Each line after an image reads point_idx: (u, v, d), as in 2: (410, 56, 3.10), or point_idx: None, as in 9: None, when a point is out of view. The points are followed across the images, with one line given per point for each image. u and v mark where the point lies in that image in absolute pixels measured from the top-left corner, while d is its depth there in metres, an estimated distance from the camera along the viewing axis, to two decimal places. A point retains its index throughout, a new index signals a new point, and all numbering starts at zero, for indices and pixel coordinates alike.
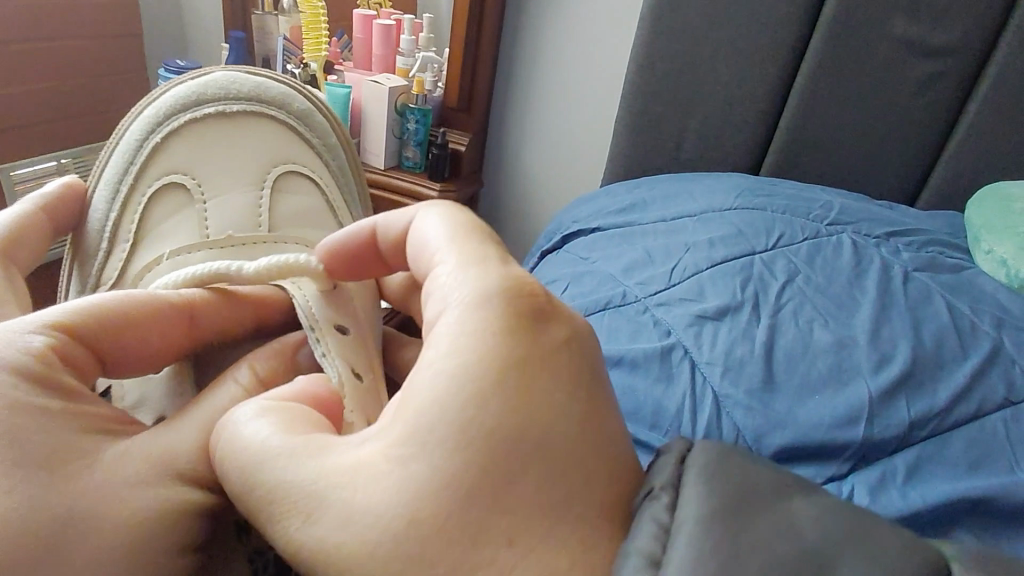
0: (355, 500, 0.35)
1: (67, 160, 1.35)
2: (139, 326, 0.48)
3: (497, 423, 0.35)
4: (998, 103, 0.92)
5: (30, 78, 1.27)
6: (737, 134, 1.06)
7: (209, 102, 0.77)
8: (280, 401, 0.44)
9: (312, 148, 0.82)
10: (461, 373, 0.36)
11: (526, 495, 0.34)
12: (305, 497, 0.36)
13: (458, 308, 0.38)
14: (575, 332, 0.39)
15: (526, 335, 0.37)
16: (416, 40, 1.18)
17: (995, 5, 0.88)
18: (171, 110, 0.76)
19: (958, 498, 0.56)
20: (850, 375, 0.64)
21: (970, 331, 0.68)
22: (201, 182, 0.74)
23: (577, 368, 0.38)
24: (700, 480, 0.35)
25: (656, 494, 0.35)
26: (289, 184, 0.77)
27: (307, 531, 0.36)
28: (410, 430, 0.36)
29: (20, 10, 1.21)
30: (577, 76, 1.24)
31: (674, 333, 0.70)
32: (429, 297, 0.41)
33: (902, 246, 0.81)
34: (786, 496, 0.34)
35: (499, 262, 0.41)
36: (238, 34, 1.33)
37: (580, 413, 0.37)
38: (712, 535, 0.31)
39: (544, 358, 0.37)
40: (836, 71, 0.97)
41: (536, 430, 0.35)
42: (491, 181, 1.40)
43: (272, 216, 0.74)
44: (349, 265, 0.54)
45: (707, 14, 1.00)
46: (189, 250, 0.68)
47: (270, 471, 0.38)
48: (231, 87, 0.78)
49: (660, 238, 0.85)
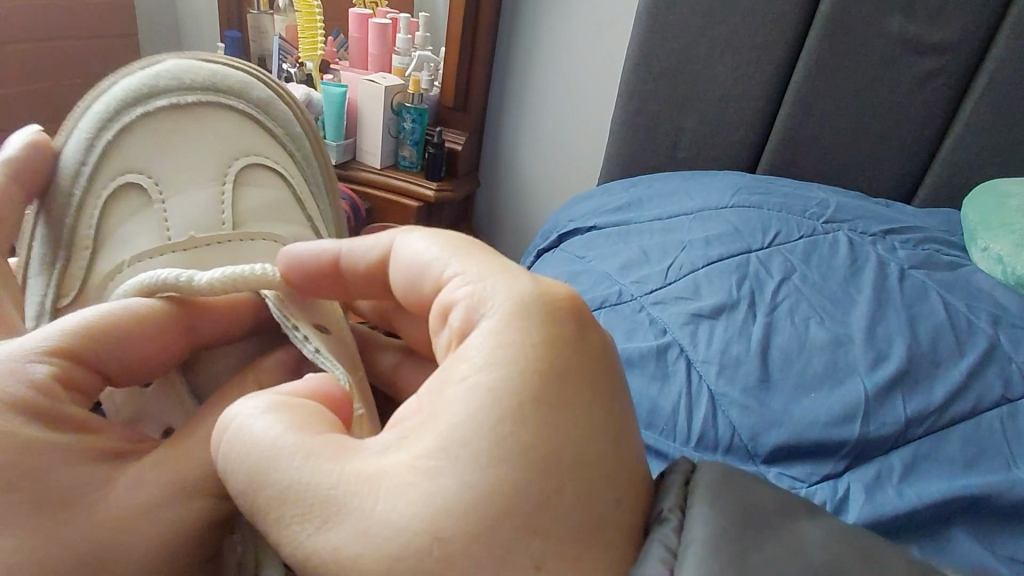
0: (374, 511, 0.32)
1: None
2: (132, 340, 0.44)
3: (534, 440, 0.32)
4: (993, 100, 0.92)
5: (24, 79, 1.27)
6: (734, 132, 1.06)
7: (160, 94, 0.70)
8: (291, 398, 0.39)
9: (280, 142, 0.78)
10: (501, 383, 0.33)
11: (561, 513, 0.32)
12: (320, 502, 0.33)
13: (493, 318, 0.35)
14: (609, 347, 0.37)
15: (562, 347, 0.35)
16: (412, 40, 1.18)
17: (991, 2, 0.88)
18: (121, 104, 0.69)
19: (954, 497, 0.56)
20: (846, 373, 0.64)
21: (966, 328, 0.68)
22: (159, 181, 0.67)
23: (610, 382, 0.36)
24: (709, 502, 0.35)
25: (667, 515, 0.35)
26: (254, 177, 0.72)
27: (321, 540, 0.32)
28: (443, 441, 0.32)
29: (14, 11, 1.21)
30: (574, 75, 1.24)
31: (670, 331, 0.70)
32: (449, 309, 0.38)
33: (898, 244, 0.81)
34: (793, 518, 0.35)
35: (524, 271, 0.38)
36: (233, 33, 1.32)
37: (613, 427, 0.35)
38: (724, 560, 0.32)
39: (580, 372, 0.34)
40: (832, 69, 0.97)
41: (573, 448, 0.33)
42: (488, 180, 1.39)
43: (236, 211, 0.68)
44: (308, 283, 0.49)
45: (703, 12, 0.99)
46: (151, 255, 0.62)
47: (279, 477, 0.34)
48: (183, 76, 0.72)
49: (657, 237, 0.85)
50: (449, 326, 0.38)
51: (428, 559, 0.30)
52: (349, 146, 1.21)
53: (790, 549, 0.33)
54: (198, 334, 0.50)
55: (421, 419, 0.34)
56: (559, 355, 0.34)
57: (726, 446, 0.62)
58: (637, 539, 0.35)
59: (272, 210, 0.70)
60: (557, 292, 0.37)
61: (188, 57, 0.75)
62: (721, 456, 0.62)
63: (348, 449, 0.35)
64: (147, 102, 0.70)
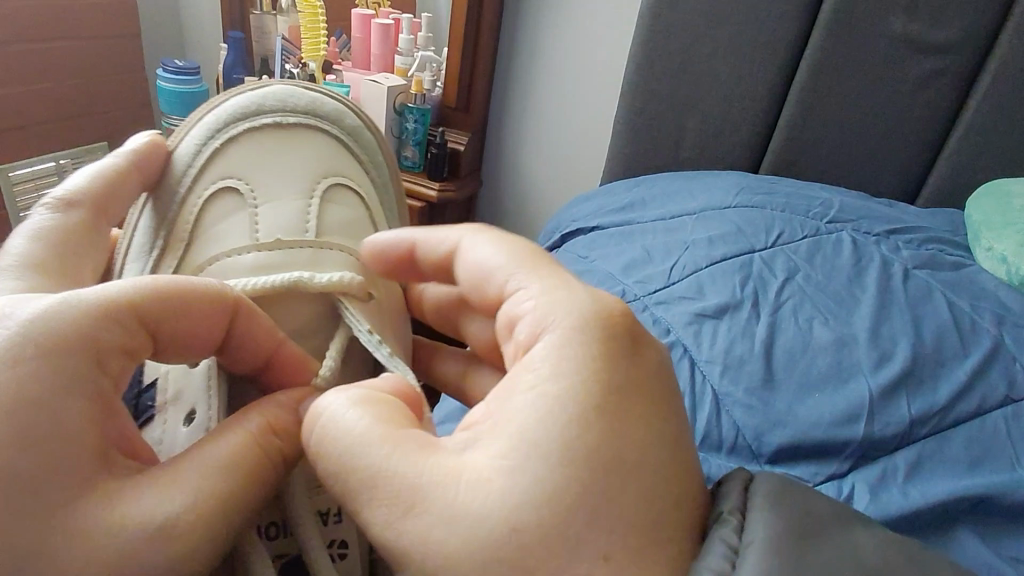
0: (456, 502, 0.33)
1: (65, 161, 1.38)
2: (182, 317, 0.39)
3: (597, 444, 0.33)
4: (997, 100, 0.91)
5: (26, 78, 1.27)
6: (737, 132, 1.06)
7: (267, 113, 0.70)
8: (376, 392, 0.40)
9: (362, 166, 0.75)
10: (568, 391, 0.34)
11: (624, 507, 0.33)
12: (408, 490, 0.34)
13: (554, 334, 0.37)
14: (663, 359, 0.38)
15: (620, 360, 0.36)
16: (415, 40, 1.18)
17: (994, 2, 0.88)
18: (229, 118, 0.68)
19: (959, 497, 0.55)
20: (851, 373, 0.64)
21: (970, 327, 0.68)
22: (256, 187, 0.66)
23: (663, 392, 0.37)
24: (767, 507, 0.36)
25: (726, 517, 0.36)
26: (338, 198, 0.69)
27: (409, 526, 0.34)
28: (516, 441, 0.34)
29: (17, 11, 1.22)
30: (576, 75, 1.24)
31: (674, 331, 0.70)
32: (512, 320, 0.40)
33: (902, 244, 0.81)
34: (849, 526, 0.36)
35: (583, 286, 0.40)
36: (236, 34, 1.33)
37: (668, 437, 0.35)
38: (782, 561, 0.33)
39: (638, 383, 0.36)
40: (836, 69, 0.97)
41: (632, 453, 0.34)
42: (491, 180, 1.39)
43: (320, 224, 0.65)
44: (387, 272, 0.50)
45: (707, 11, 0.99)
46: (238, 251, 0.60)
47: (367, 472, 0.36)
48: (289, 100, 0.71)
49: (659, 237, 0.85)
50: (517, 338, 0.39)
51: (506, 548, 0.32)
52: None
53: (848, 557, 0.34)
54: (249, 346, 0.45)
55: (491, 422, 0.36)
56: (612, 365, 0.35)
57: (730, 447, 0.62)
58: (693, 540, 0.35)
59: (353, 229, 0.67)
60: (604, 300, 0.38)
61: (294, 84, 0.74)
62: (725, 457, 0.62)
63: (429, 445, 0.36)
64: (253, 119, 0.69)
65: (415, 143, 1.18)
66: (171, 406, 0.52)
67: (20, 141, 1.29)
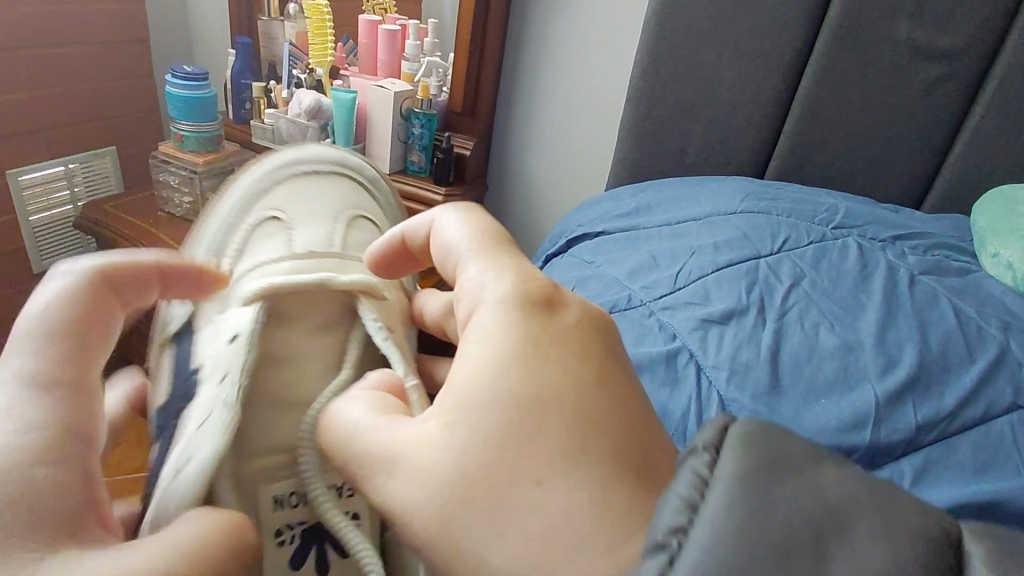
0: (415, 452, 0.38)
1: (75, 166, 1.40)
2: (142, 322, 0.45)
3: (524, 397, 0.37)
4: (1003, 106, 0.91)
5: (36, 83, 1.29)
6: (742, 137, 1.07)
7: (304, 166, 0.81)
8: (369, 390, 0.48)
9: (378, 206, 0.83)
10: (498, 352, 0.39)
11: (551, 450, 0.36)
12: (378, 458, 0.40)
13: (488, 307, 0.42)
14: (589, 316, 0.42)
15: (541, 319, 0.41)
16: (421, 45, 1.20)
17: (1000, 8, 0.88)
18: (274, 171, 0.80)
19: (966, 504, 0.55)
20: (856, 379, 0.64)
21: (976, 334, 0.68)
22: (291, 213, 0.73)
23: (590, 347, 0.40)
24: (742, 438, 0.33)
25: (697, 452, 0.34)
26: (360, 225, 0.76)
27: (387, 487, 0.39)
28: (456, 400, 0.38)
29: (28, 18, 1.23)
30: (581, 81, 1.24)
31: (679, 336, 0.71)
32: (460, 298, 0.45)
33: (907, 250, 0.81)
34: (821, 462, 0.32)
35: (514, 260, 0.45)
36: (244, 39, 1.34)
37: (605, 397, 0.38)
38: (738, 497, 0.30)
39: (559, 339, 0.40)
40: (841, 75, 0.97)
41: (555, 402, 0.37)
42: (496, 184, 1.40)
43: (345, 242, 0.71)
44: (390, 262, 0.55)
45: (712, 18, 1.00)
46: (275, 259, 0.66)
47: (354, 445, 0.42)
48: (324, 157, 0.83)
49: (665, 242, 0.86)
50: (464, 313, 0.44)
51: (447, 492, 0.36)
52: (358, 150, 1.23)
53: (810, 492, 0.30)
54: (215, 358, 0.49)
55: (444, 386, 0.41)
56: (542, 337, 0.40)
57: None
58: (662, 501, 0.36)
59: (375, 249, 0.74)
60: (533, 284, 0.43)
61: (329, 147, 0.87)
62: None
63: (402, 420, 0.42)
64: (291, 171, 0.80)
65: (421, 148, 1.20)
66: (219, 381, 0.54)
67: (29, 144, 1.31)
